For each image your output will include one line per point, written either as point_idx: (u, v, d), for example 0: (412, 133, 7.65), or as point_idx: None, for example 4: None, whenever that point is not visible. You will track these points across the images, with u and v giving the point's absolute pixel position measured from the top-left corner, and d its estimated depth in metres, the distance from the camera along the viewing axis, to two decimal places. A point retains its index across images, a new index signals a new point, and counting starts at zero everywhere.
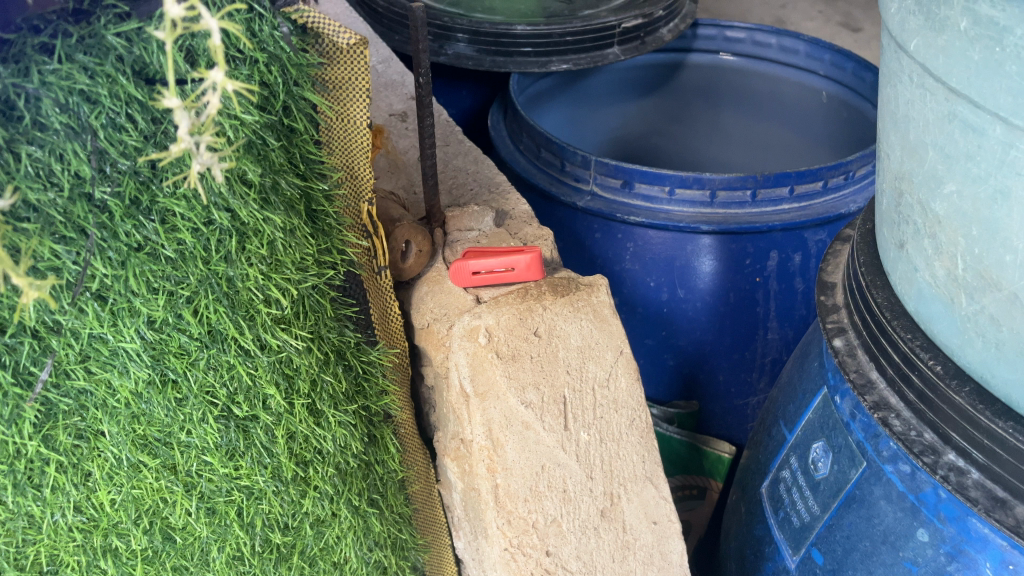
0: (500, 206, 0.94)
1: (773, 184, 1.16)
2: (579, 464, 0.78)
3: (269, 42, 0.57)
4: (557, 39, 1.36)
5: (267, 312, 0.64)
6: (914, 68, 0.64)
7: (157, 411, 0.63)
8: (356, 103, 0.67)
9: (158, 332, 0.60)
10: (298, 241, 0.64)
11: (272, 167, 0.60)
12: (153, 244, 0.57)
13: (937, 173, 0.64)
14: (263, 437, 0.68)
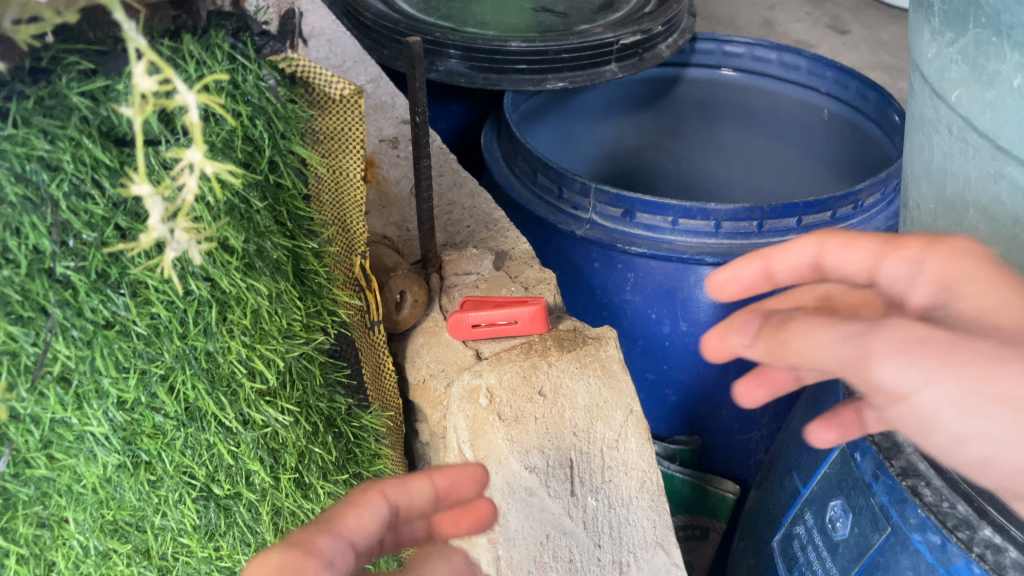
0: (499, 245, 0.89)
1: (781, 215, 1.11)
2: (586, 532, 0.73)
3: (254, 93, 0.51)
4: (552, 56, 1.30)
5: (250, 386, 0.58)
6: (954, 119, 0.59)
7: (128, 496, 0.57)
8: (347, 154, 0.61)
9: (129, 413, 0.54)
10: (285, 306, 0.58)
11: (257, 231, 0.55)
12: (123, 321, 0.51)
13: (979, 234, 0.60)
14: (246, 514, 0.63)
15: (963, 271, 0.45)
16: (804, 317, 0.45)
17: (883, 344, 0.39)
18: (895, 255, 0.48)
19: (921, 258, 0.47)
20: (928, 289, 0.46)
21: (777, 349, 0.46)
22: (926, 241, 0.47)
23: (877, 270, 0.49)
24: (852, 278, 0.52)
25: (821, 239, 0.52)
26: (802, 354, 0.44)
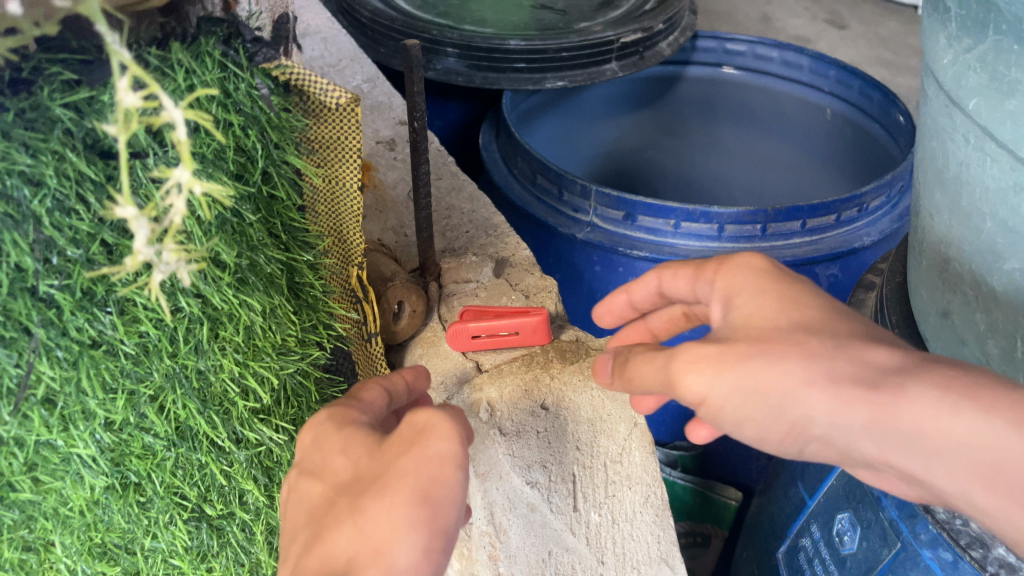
0: (498, 251, 0.87)
1: (785, 219, 1.10)
2: (590, 549, 0.71)
3: (246, 102, 0.49)
4: (552, 54, 1.28)
5: (243, 404, 0.56)
6: (971, 128, 0.57)
7: (116, 519, 0.55)
8: (344, 164, 0.59)
9: (117, 435, 0.52)
10: (280, 322, 0.56)
11: (249, 245, 0.53)
12: (110, 340, 0.49)
13: (996, 246, 0.58)
14: (239, 534, 0.62)
15: (742, 280, 0.51)
16: (635, 349, 0.52)
17: (682, 369, 0.46)
18: (701, 278, 0.55)
19: (711, 280, 0.54)
20: (717, 306, 0.53)
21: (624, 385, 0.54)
22: (718, 263, 0.54)
23: (695, 287, 0.56)
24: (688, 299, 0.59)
25: (659, 271, 0.60)
26: (637, 384, 0.51)
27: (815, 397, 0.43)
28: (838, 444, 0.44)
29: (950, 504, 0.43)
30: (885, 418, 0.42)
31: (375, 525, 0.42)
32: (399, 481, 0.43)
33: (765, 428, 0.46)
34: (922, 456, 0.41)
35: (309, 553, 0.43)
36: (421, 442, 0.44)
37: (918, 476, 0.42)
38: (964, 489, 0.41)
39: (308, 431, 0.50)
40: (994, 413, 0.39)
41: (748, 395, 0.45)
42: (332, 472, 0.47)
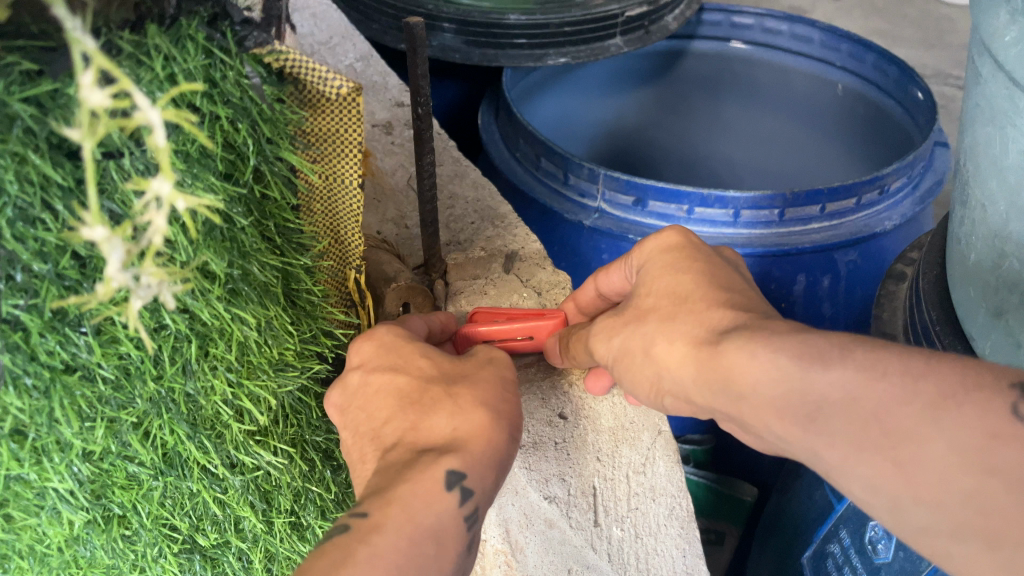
0: (507, 244, 0.81)
1: (803, 203, 1.05)
2: (611, 566, 0.66)
3: (235, 92, 0.43)
4: (555, 30, 1.21)
5: (237, 428, 0.51)
6: None
7: (99, 555, 0.50)
8: (345, 160, 0.53)
9: (96, 465, 0.47)
10: (277, 335, 0.51)
11: (240, 252, 0.47)
12: (86, 364, 0.43)
13: None
14: (235, 563, 0.56)
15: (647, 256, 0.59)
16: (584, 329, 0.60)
17: (597, 339, 0.57)
18: (632, 264, 0.60)
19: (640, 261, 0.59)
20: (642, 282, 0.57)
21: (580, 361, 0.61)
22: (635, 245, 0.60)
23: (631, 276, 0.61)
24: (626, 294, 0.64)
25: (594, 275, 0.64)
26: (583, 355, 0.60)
27: (662, 346, 0.51)
28: (683, 394, 0.51)
29: (777, 448, 0.47)
30: (703, 363, 0.48)
31: (476, 405, 0.48)
32: (487, 382, 0.51)
33: (634, 382, 0.55)
34: (732, 396, 0.46)
35: (412, 428, 0.47)
36: (495, 365, 0.53)
37: (739, 418, 0.47)
38: (767, 425, 0.45)
39: (366, 340, 0.53)
40: (780, 352, 0.44)
41: (624, 351, 0.55)
42: (419, 366, 0.51)
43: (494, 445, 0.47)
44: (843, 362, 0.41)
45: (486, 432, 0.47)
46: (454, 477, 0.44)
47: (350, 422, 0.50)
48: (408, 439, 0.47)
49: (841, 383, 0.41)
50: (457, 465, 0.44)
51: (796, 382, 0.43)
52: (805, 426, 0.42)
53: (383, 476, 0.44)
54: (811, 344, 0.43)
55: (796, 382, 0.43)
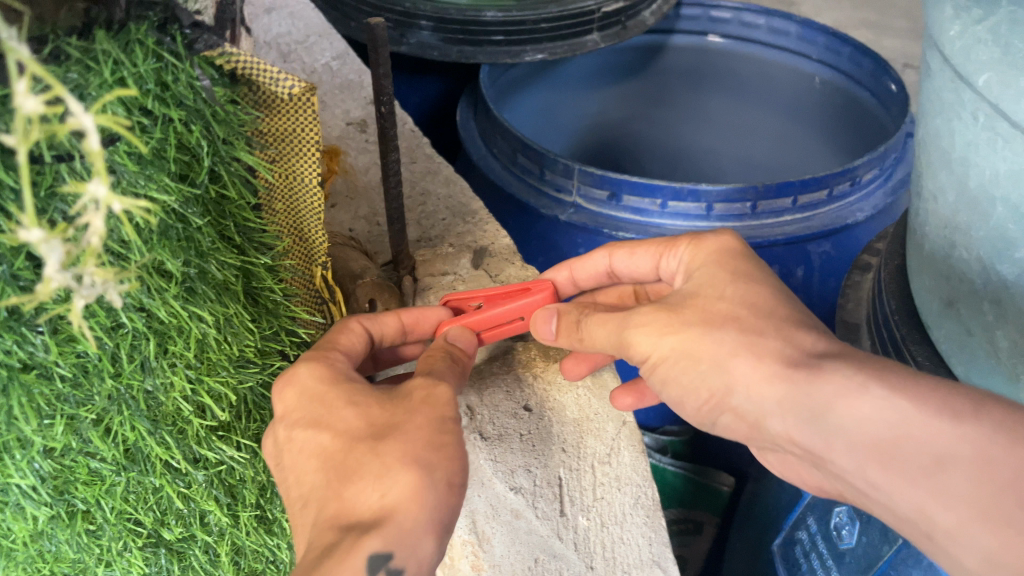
0: (477, 239, 0.83)
1: (775, 196, 1.06)
2: (578, 554, 0.68)
3: (188, 95, 0.44)
4: (531, 26, 1.21)
5: (199, 423, 0.52)
6: (981, 106, 0.53)
7: (65, 549, 0.51)
8: (302, 158, 0.54)
9: (58, 461, 0.48)
10: (236, 332, 0.52)
11: (197, 251, 0.48)
12: (43, 363, 0.44)
13: (1008, 233, 0.54)
14: (202, 557, 0.57)
15: (707, 264, 0.59)
16: (590, 313, 0.59)
17: (634, 334, 0.55)
18: (664, 254, 0.64)
19: (677, 253, 0.62)
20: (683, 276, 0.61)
21: (579, 346, 0.59)
22: (693, 240, 0.61)
23: (659, 265, 0.65)
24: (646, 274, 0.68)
25: (611, 250, 0.68)
26: (594, 346, 0.58)
27: (738, 363, 0.51)
28: (755, 417, 0.52)
29: (856, 488, 0.48)
30: (799, 391, 0.49)
31: (401, 461, 0.45)
32: (422, 429, 0.47)
33: (689, 397, 0.55)
34: (829, 431, 0.47)
35: (337, 499, 0.46)
36: (433, 402, 0.49)
37: (824, 455, 0.48)
38: (862, 465, 0.46)
39: (287, 385, 0.52)
40: (901, 396, 0.45)
41: (677, 360, 0.53)
42: (342, 420, 0.49)
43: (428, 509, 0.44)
44: (976, 420, 0.43)
45: (418, 493, 0.44)
46: (378, 560, 0.42)
47: (289, 488, 0.49)
48: (332, 511, 0.45)
49: (975, 441, 0.43)
50: (382, 545, 0.43)
51: (917, 431, 0.44)
52: (913, 479, 0.44)
53: (307, 565, 0.43)
54: (936, 396, 0.45)
55: (915, 432, 0.44)
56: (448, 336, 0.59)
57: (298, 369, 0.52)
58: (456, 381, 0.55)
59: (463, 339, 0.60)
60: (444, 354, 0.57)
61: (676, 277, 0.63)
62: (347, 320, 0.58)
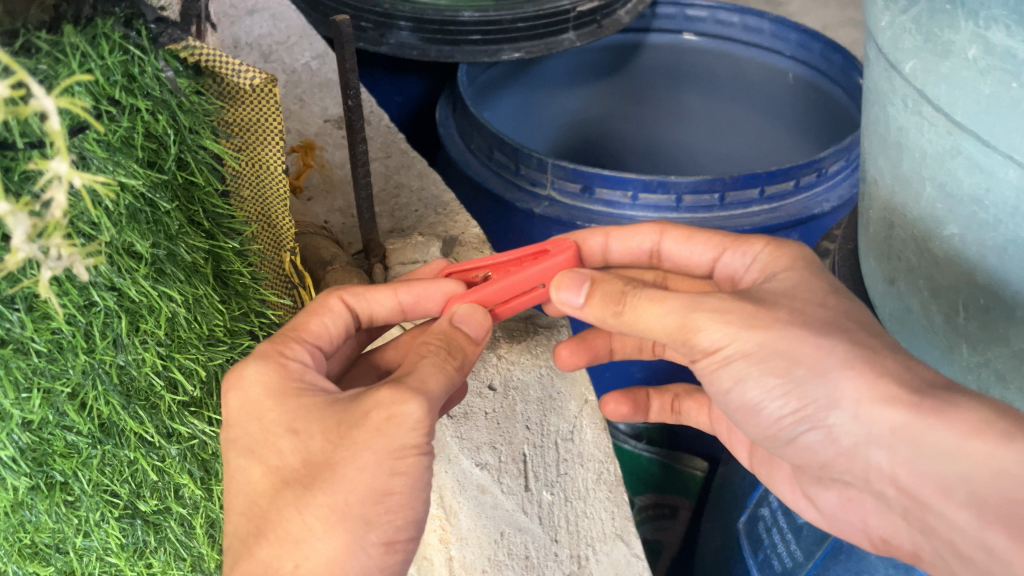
0: (448, 229, 0.86)
1: (742, 186, 1.09)
2: (543, 527, 0.71)
3: (154, 86, 0.47)
4: (507, 25, 1.23)
5: (171, 398, 0.55)
6: (908, 91, 0.56)
7: (45, 520, 0.54)
8: (267, 147, 0.57)
9: (36, 434, 0.50)
10: (205, 312, 0.55)
11: (166, 234, 0.51)
12: (19, 338, 0.47)
13: (936, 213, 0.57)
14: (177, 529, 0.60)
15: (792, 272, 0.59)
16: (639, 290, 0.55)
17: (702, 318, 0.53)
18: (730, 249, 0.65)
19: (751, 251, 0.63)
20: (756, 273, 0.62)
21: (614, 320, 0.56)
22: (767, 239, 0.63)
23: (718, 260, 0.66)
24: (690, 267, 0.69)
25: (664, 229, 0.69)
26: (638, 329, 0.55)
27: (850, 380, 0.51)
28: (858, 442, 0.51)
29: (955, 543, 0.49)
30: (917, 425, 0.48)
31: (327, 524, 0.47)
32: (358, 480, 0.48)
33: (777, 400, 0.54)
34: (944, 478, 0.48)
35: (249, 555, 0.48)
36: (386, 433, 0.48)
37: (939, 505, 0.49)
38: (981, 527, 0.46)
39: (231, 393, 0.53)
40: None
41: (766, 358, 0.52)
42: (278, 452, 0.50)
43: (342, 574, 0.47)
44: None
45: (336, 561, 0.47)
46: None
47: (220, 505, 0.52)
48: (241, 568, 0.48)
49: None
50: None
51: None
52: None
53: None
54: None
55: None
56: (454, 316, 0.58)
57: (247, 373, 0.53)
58: (444, 378, 0.53)
59: (474, 326, 0.58)
60: (443, 345, 0.55)
61: (734, 271, 0.65)
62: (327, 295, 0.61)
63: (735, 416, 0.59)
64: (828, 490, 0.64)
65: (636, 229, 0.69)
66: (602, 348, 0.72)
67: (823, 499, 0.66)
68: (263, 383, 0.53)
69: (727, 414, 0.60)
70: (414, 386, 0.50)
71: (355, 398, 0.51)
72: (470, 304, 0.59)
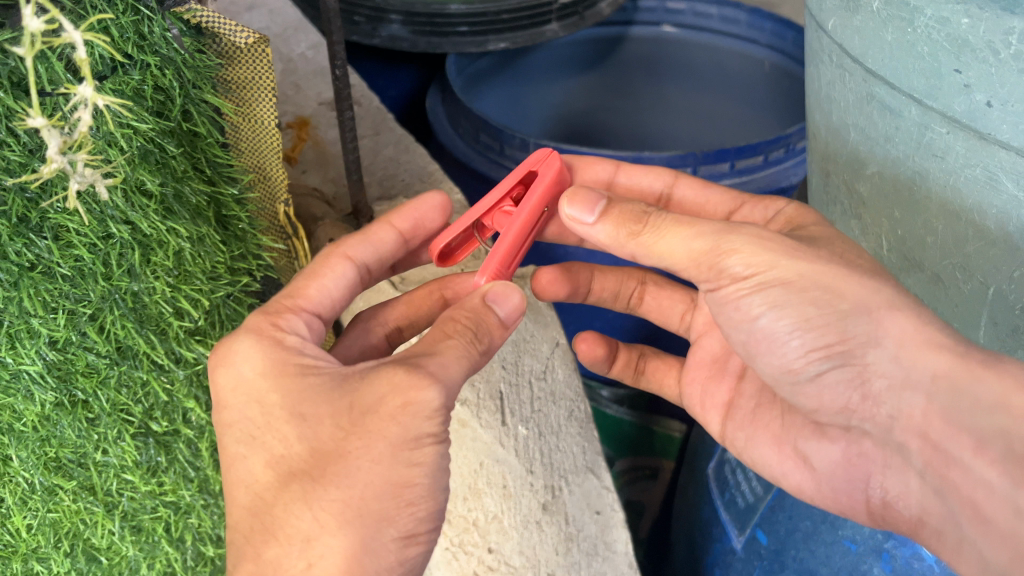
0: (432, 196, 0.94)
1: (714, 161, 1.16)
2: (518, 459, 0.77)
3: (162, 44, 0.54)
4: (493, 17, 1.18)
5: (178, 325, 0.62)
6: (832, 47, 0.62)
7: (68, 434, 0.61)
8: (262, 103, 0.64)
9: (62, 353, 0.57)
10: (208, 249, 0.61)
11: (173, 175, 0.58)
12: (47, 263, 0.54)
13: (859, 155, 0.64)
14: (186, 451, 0.68)
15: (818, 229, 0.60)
16: (663, 214, 0.56)
17: (739, 241, 0.53)
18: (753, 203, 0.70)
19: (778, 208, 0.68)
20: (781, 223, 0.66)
21: (628, 239, 0.56)
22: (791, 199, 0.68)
23: (735, 213, 0.72)
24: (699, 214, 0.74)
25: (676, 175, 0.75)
26: (658, 255, 0.55)
27: (897, 319, 0.51)
28: (892, 385, 0.54)
29: (976, 502, 0.49)
30: (963, 373, 0.50)
31: (339, 521, 0.49)
32: (371, 475, 0.50)
33: (810, 332, 0.53)
34: (981, 431, 0.49)
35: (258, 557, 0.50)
36: (401, 423, 0.50)
37: (968, 459, 0.50)
38: (1013, 488, 0.47)
39: (224, 365, 0.55)
40: None
41: (807, 289, 0.52)
42: (282, 439, 0.52)
43: (359, 567, 0.49)
44: None
45: (352, 554, 0.49)
46: None
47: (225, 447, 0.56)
48: (250, 567, 0.50)
49: None
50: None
51: None
52: None
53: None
54: None
55: None
56: (488, 296, 0.58)
57: (237, 350, 0.55)
58: (472, 364, 0.54)
59: (507, 310, 0.58)
60: (470, 328, 0.55)
61: (754, 221, 0.70)
62: (327, 256, 0.63)
63: (755, 347, 0.58)
64: (828, 444, 0.62)
65: (648, 170, 0.76)
66: (580, 283, 0.80)
67: (820, 456, 0.63)
68: (256, 362, 0.55)
69: (744, 345, 0.59)
70: (432, 371, 0.51)
71: (362, 379, 0.52)
72: (505, 283, 0.59)
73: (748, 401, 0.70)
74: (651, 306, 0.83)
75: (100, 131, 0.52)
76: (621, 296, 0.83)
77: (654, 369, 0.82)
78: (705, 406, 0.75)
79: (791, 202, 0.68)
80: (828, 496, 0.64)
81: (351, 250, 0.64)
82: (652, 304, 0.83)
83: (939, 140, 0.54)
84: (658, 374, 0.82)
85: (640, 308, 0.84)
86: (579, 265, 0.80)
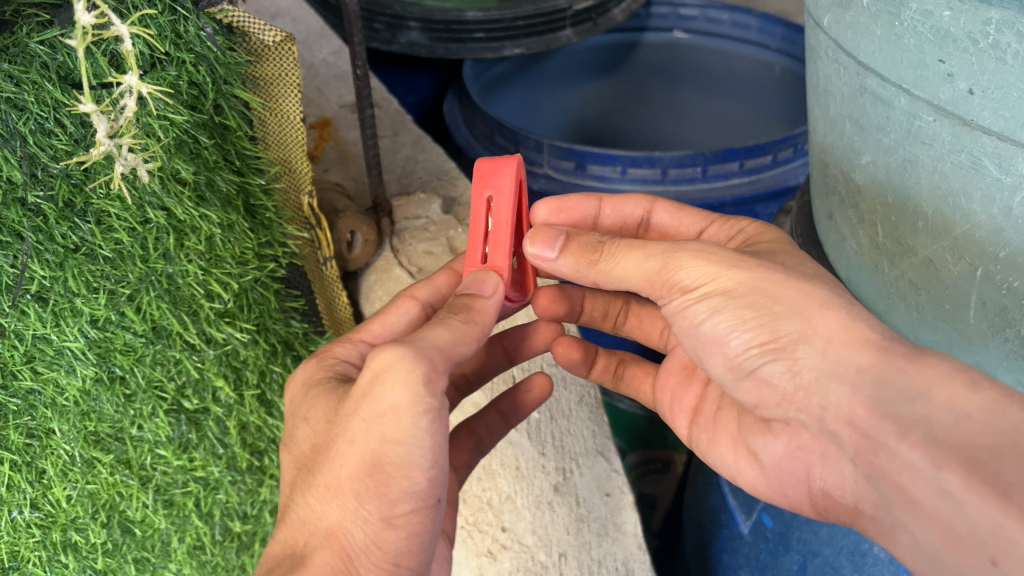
0: (449, 192, 0.98)
1: (722, 160, 1.19)
2: (530, 441, 0.81)
3: (196, 42, 0.58)
4: (508, 24, 1.19)
5: (209, 305, 0.66)
6: (828, 43, 0.65)
7: (106, 408, 0.65)
8: (288, 98, 0.68)
9: (102, 330, 0.61)
10: (237, 236, 0.66)
11: (206, 165, 0.62)
12: (90, 245, 0.58)
13: (855, 145, 0.67)
14: (216, 427, 0.72)
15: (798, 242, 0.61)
16: (616, 240, 0.59)
17: (683, 257, 0.55)
18: (717, 223, 0.71)
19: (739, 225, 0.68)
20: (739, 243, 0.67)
21: (588, 269, 0.59)
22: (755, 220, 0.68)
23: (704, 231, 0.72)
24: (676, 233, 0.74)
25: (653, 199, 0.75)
26: (617, 278, 0.58)
27: (853, 318, 0.52)
28: (819, 378, 0.52)
29: (902, 486, 0.47)
30: (891, 367, 0.49)
31: (325, 500, 0.51)
32: (347, 452, 0.50)
33: (746, 331, 0.53)
34: (904, 419, 0.48)
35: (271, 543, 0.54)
36: (372, 396, 0.50)
37: (891, 444, 0.48)
38: (935, 469, 0.45)
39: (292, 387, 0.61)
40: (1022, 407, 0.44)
41: (745, 296, 0.53)
42: (297, 441, 0.56)
43: (342, 544, 0.50)
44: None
45: (334, 530, 0.50)
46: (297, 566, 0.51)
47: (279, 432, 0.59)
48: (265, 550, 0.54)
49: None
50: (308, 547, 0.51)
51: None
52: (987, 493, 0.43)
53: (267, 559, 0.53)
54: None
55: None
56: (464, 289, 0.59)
57: (298, 375, 0.61)
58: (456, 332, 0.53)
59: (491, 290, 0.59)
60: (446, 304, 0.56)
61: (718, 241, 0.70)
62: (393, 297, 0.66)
63: (701, 351, 0.58)
64: (772, 439, 0.59)
65: (628, 198, 0.75)
66: (573, 305, 0.79)
67: (767, 452, 0.59)
68: (301, 379, 0.60)
69: (693, 348, 0.59)
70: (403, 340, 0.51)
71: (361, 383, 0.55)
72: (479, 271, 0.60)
73: (710, 405, 0.68)
74: (633, 325, 0.82)
75: (140, 122, 0.56)
76: (610, 312, 0.83)
77: (632, 375, 0.80)
78: (673, 411, 0.72)
79: (755, 222, 0.68)
80: (778, 492, 0.60)
81: (417, 291, 0.67)
82: (634, 325, 0.82)
83: (927, 128, 0.57)
84: (634, 381, 0.79)
85: (624, 326, 0.83)
86: (573, 284, 0.79)
